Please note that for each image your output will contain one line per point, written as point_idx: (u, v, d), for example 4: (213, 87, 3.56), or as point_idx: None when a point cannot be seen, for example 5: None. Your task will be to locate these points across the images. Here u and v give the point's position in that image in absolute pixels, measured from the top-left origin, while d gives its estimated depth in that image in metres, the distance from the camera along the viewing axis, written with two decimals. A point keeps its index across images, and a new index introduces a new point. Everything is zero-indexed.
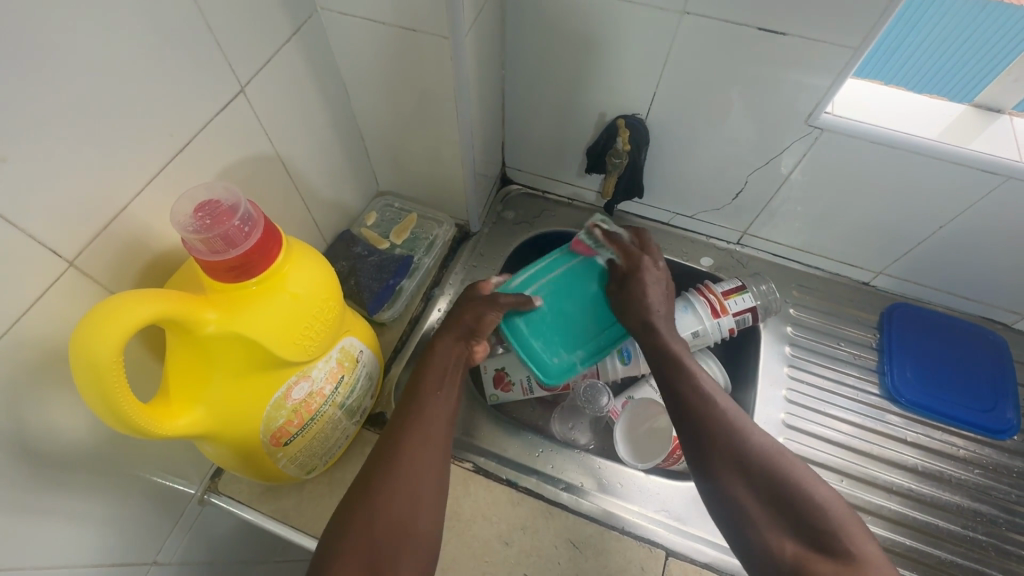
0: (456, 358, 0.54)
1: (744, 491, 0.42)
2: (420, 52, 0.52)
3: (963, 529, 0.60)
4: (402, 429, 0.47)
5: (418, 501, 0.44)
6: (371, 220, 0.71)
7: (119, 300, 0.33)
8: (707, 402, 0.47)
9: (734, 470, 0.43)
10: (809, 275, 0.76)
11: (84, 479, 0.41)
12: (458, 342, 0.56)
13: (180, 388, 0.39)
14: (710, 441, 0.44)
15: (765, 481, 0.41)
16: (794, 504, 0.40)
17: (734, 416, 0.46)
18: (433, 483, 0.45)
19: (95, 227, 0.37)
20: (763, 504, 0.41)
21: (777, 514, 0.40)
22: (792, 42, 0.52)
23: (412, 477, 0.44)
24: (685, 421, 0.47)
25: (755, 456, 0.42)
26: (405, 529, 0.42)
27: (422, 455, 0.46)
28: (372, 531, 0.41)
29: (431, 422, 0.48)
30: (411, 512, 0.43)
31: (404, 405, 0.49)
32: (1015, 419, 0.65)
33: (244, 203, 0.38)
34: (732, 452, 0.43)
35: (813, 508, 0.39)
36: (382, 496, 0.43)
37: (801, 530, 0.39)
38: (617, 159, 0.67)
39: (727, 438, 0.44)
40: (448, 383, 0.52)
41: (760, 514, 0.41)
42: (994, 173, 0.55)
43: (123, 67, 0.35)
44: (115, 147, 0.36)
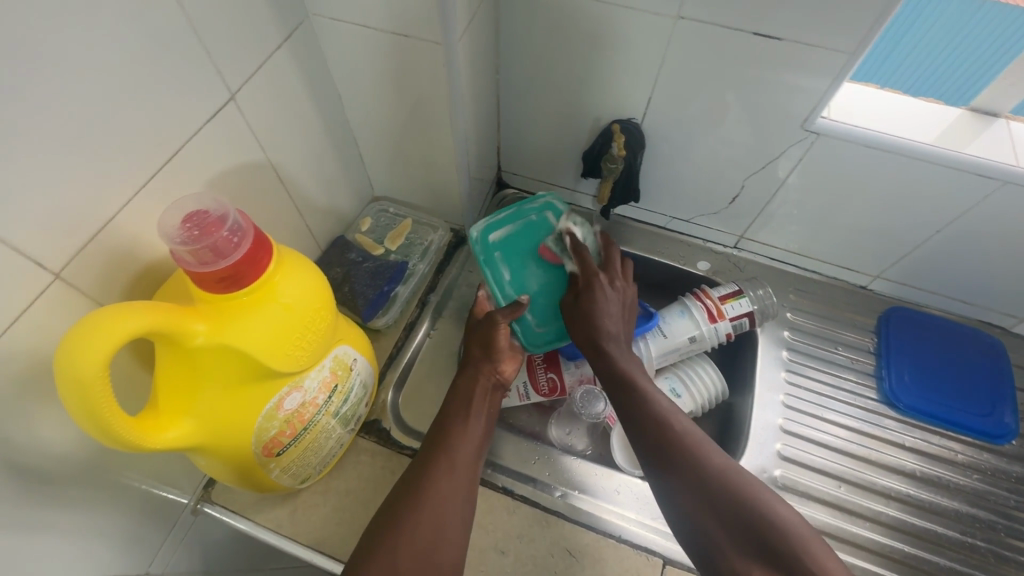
0: (484, 385, 0.56)
1: (701, 510, 0.42)
2: (413, 58, 0.52)
3: (961, 535, 0.60)
4: (431, 455, 0.49)
5: (444, 530, 0.44)
6: (365, 226, 0.71)
7: (106, 312, 0.32)
8: (664, 423, 0.47)
9: (690, 489, 0.43)
10: (806, 278, 0.76)
11: (74, 491, 0.41)
12: (481, 369, 0.57)
13: (170, 400, 0.38)
14: (669, 459, 0.45)
15: (723, 500, 0.42)
16: (750, 519, 0.41)
17: (691, 435, 0.47)
18: (459, 513, 0.46)
19: (83, 237, 0.36)
20: (721, 523, 0.41)
21: (735, 533, 0.41)
22: (787, 46, 0.52)
23: (437, 503, 0.45)
24: (644, 441, 0.47)
25: (710, 472, 0.44)
26: (426, 556, 0.42)
27: (448, 481, 0.47)
28: (397, 557, 0.41)
29: (458, 447, 0.49)
30: (437, 540, 0.43)
31: (433, 434, 0.51)
32: (1013, 423, 0.65)
33: (232, 213, 0.37)
34: (689, 471, 0.44)
35: (769, 524, 0.40)
36: (409, 523, 0.43)
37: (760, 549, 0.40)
38: (612, 163, 0.67)
39: (687, 457, 0.45)
40: (475, 411, 0.54)
41: (719, 534, 0.41)
42: (991, 178, 0.54)
43: (109, 75, 0.35)
44: (101, 156, 0.36)
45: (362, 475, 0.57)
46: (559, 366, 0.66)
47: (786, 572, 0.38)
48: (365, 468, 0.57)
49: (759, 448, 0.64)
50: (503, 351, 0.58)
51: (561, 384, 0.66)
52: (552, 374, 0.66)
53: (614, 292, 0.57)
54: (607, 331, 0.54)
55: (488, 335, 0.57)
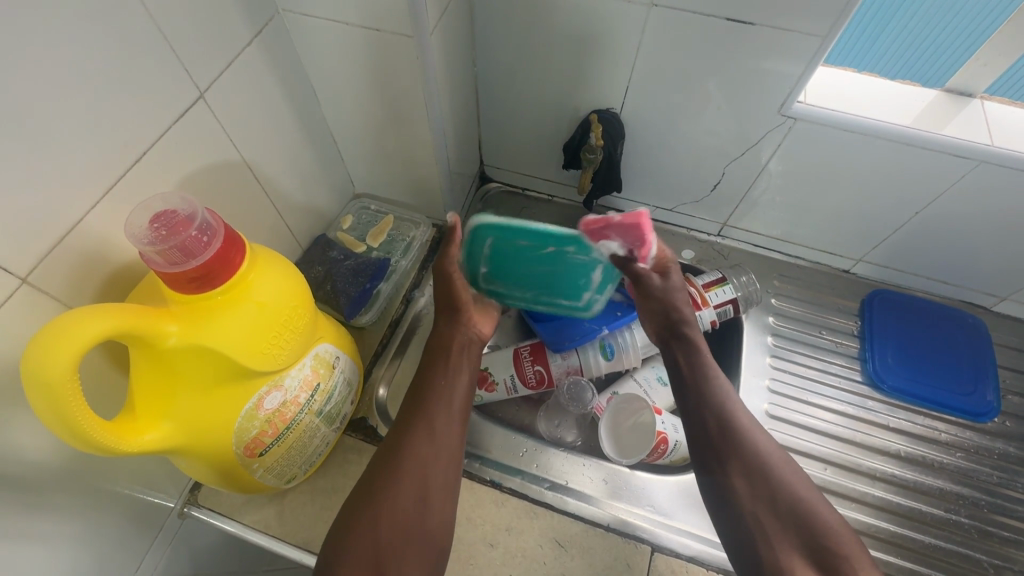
0: (459, 341, 0.56)
1: (759, 501, 0.44)
2: (387, 52, 0.51)
3: (946, 512, 0.60)
4: (410, 422, 0.48)
5: (424, 500, 0.44)
6: (347, 223, 0.70)
7: (73, 315, 0.32)
8: (725, 413, 0.48)
9: (748, 484, 0.45)
10: (790, 264, 0.76)
11: (53, 498, 0.41)
12: (457, 327, 0.57)
13: (145, 403, 0.38)
14: (729, 450, 0.46)
15: (774, 496, 0.44)
16: (802, 522, 0.42)
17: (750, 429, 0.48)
18: (439, 479, 0.46)
19: (49, 241, 0.36)
20: (773, 519, 0.43)
21: (786, 531, 0.42)
22: (760, 31, 0.52)
23: (417, 474, 0.45)
24: (705, 429, 0.49)
25: (770, 468, 0.45)
26: (407, 528, 0.43)
27: (429, 452, 0.46)
28: (379, 532, 0.42)
29: (439, 411, 0.50)
30: (419, 513, 0.44)
31: (412, 398, 0.51)
32: (995, 401, 0.66)
33: (201, 212, 0.37)
34: (750, 464, 0.46)
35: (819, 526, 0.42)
36: (387, 496, 0.43)
37: (804, 546, 0.41)
38: (591, 154, 0.66)
39: (746, 456, 0.46)
40: (452, 367, 0.54)
41: (766, 528, 0.43)
42: (966, 158, 0.55)
43: (72, 76, 0.34)
44: (65, 158, 0.35)
45: (349, 473, 0.57)
46: (546, 358, 0.66)
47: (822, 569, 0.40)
48: (351, 467, 0.57)
49: None
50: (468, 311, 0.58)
51: (548, 377, 0.66)
52: (539, 368, 0.65)
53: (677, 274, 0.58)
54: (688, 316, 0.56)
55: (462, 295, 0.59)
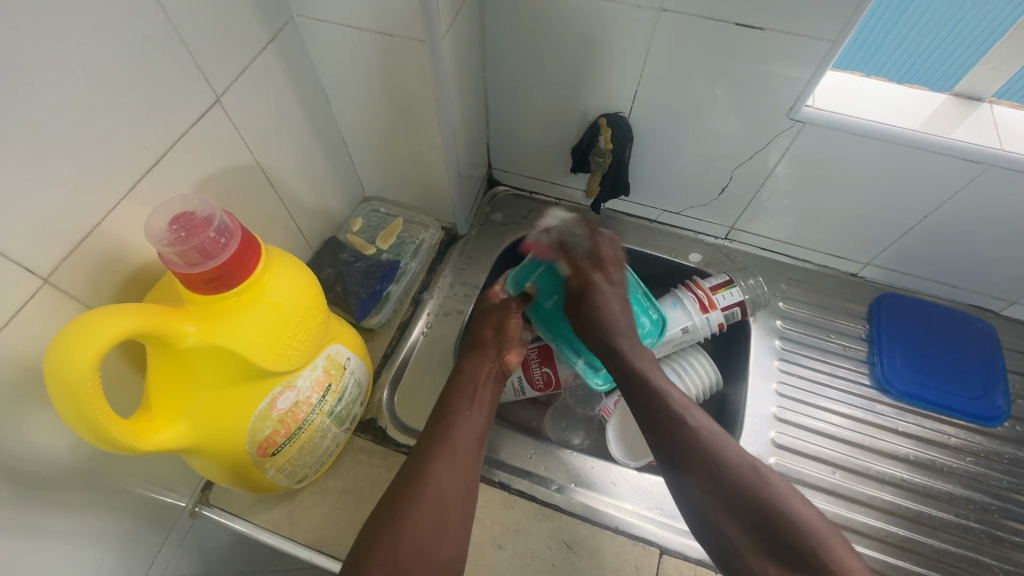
0: (485, 371, 0.57)
1: (724, 510, 0.44)
2: (399, 57, 0.52)
3: (956, 517, 0.60)
4: (431, 447, 0.49)
5: (443, 525, 0.44)
6: (357, 226, 0.71)
7: (95, 314, 0.32)
8: (681, 425, 0.49)
9: (716, 497, 0.45)
10: (798, 268, 0.76)
11: (70, 496, 0.41)
12: (485, 357, 0.59)
13: (162, 402, 0.38)
14: (692, 464, 0.46)
15: (746, 505, 0.44)
16: (776, 527, 0.42)
17: (709, 437, 0.48)
18: (458, 505, 0.46)
19: (70, 242, 0.36)
20: (747, 532, 0.43)
21: (763, 542, 0.42)
22: (768, 36, 0.52)
23: (437, 498, 0.45)
24: (668, 442, 0.48)
25: (734, 474, 0.45)
26: (428, 548, 0.43)
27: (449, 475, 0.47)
28: (399, 549, 0.42)
29: (460, 436, 0.50)
30: (437, 533, 0.44)
31: (434, 423, 0.52)
32: (1005, 405, 0.65)
33: (219, 214, 0.38)
34: (713, 475, 0.46)
35: (793, 525, 0.42)
36: (407, 517, 0.44)
37: (779, 551, 0.42)
38: (601, 158, 0.67)
39: (707, 461, 0.46)
40: (478, 397, 0.55)
41: (737, 535, 0.43)
42: (975, 161, 0.55)
43: (93, 80, 0.35)
44: (87, 161, 0.36)
45: (359, 474, 0.57)
46: (554, 360, 0.65)
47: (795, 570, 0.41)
48: (362, 467, 0.57)
49: (754, 436, 0.65)
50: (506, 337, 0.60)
51: (556, 378, 0.66)
52: (547, 369, 0.65)
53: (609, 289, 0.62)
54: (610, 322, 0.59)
55: (500, 322, 0.61)
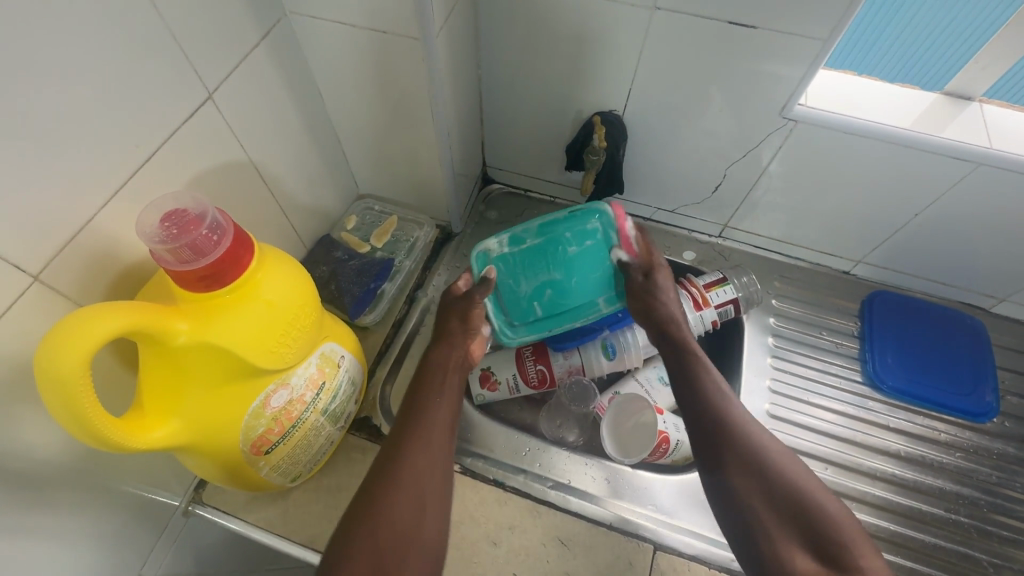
0: (455, 359, 0.56)
1: (756, 497, 0.42)
2: (393, 54, 0.52)
3: (946, 512, 0.61)
4: (403, 434, 0.47)
5: (422, 509, 0.43)
6: (351, 224, 0.71)
7: (86, 313, 0.32)
8: (712, 408, 0.47)
9: (748, 476, 0.42)
10: (791, 265, 0.77)
11: (61, 496, 0.41)
12: (454, 345, 0.57)
13: (155, 400, 0.38)
14: (726, 440, 0.44)
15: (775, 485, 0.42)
16: (805, 513, 0.40)
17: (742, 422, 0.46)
18: (437, 488, 0.45)
19: (61, 240, 0.36)
20: (776, 517, 0.40)
21: (792, 529, 0.40)
22: (761, 35, 0.52)
23: (414, 482, 0.44)
24: (699, 423, 0.47)
25: (770, 460, 0.43)
26: (409, 536, 0.42)
27: (425, 464, 0.46)
28: (378, 539, 0.40)
29: (437, 419, 0.49)
30: (416, 519, 0.43)
31: (404, 409, 0.50)
32: (994, 402, 0.66)
33: (211, 211, 0.37)
34: (750, 457, 0.43)
35: (824, 517, 0.40)
36: (384, 505, 0.42)
37: (810, 542, 0.39)
38: (595, 156, 0.67)
39: (746, 441, 0.44)
40: (447, 382, 0.53)
41: (768, 518, 0.41)
42: (964, 160, 0.55)
43: (84, 76, 0.35)
44: (78, 158, 0.36)
45: (353, 472, 0.57)
46: (548, 357, 0.66)
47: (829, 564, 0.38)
48: (356, 466, 0.57)
49: None
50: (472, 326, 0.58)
51: (550, 376, 0.66)
52: (541, 367, 0.66)
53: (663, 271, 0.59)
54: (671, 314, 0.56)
55: (465, 310, 0.58)
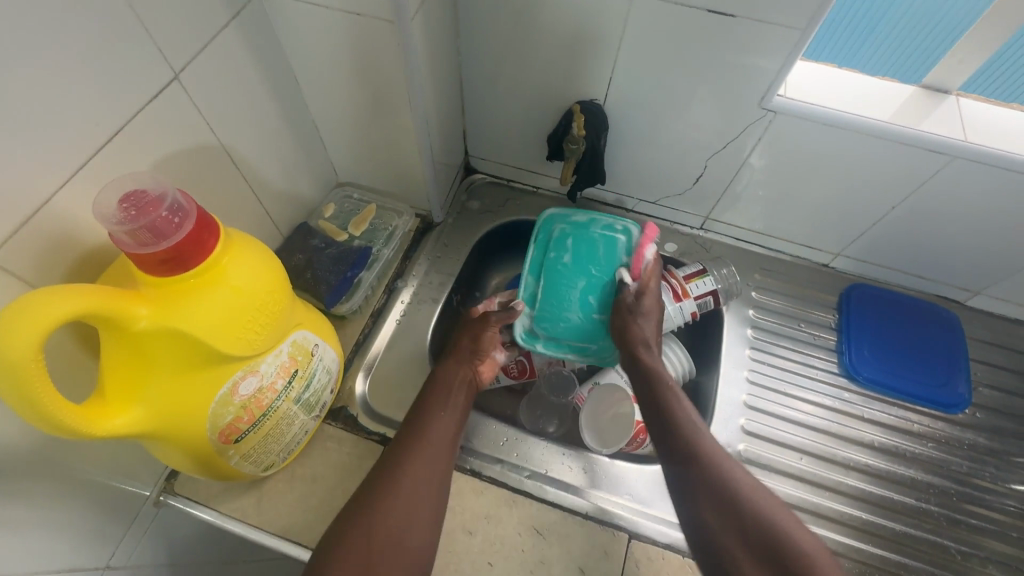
0: (462, 376, 0.57)
1: (728, 527, 0.44)
2: (368, 38, 0.51)
3: (917, 501, 0.62)
4: (399, 444, 0.49)
5: (413, 517, 0.45)
6: (329, 212, 0.70)
7: (39, 296, 0.31)
8: (691, 447, 0.49)
9: (722, 514, 0.44)
10: (771, 258, 0.77)
11: (22, 484, 0.40)
12: (462, 362, 0.59)
13: (117, 386, 0.37)
14: (701, 480, 0.46)
15: (753, 523, 0.43)
16: (781, 550, 0.41)
17: (720, 460, 0.47)
18: (430, 497, 0.47)
19: (16, 220, 0.35)
20: (745, 545, 0.43)
21: (758, 556, 0.42)
22: (741, 23, 0.52)
23: (410, 493, 0.46)
24: (674, 451, 0.49)
25: (741, 494, 0.45)
26: (395, 541, 0.44)
27: (421, 476, 0.47)
28: (368, 540, 0.43)
29: (434, 434, 0.51)
30: (405, 528, 0.44)
31: (408, 420, 0.52)
32: (966, 393, 0.67)
33: (174, 193, 0.36)
34: (719, 489, 0.45)
35: (798, 554, 0.41)
36: (377, 512, 0.44)
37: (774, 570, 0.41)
38: (573, 145, 0.66)
39: (717, 473, 0.46)
40: (453, 398, 0.55)
41: (737, 549, 0.43)
42: (939, 153, 0.56)
43: (39, 51, 0.33)
44: (33, 137, 0.35)
45: (328, 462, 0.57)
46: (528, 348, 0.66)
47: None
48: (331, 456, 0.57)
49: (724, 424, 0.66)
50: (481, 348, 0.61)
51: (530, 367, 0.67)
52: (521, 358, 0.66)
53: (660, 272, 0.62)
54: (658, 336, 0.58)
55: (479, 332, 0.61)
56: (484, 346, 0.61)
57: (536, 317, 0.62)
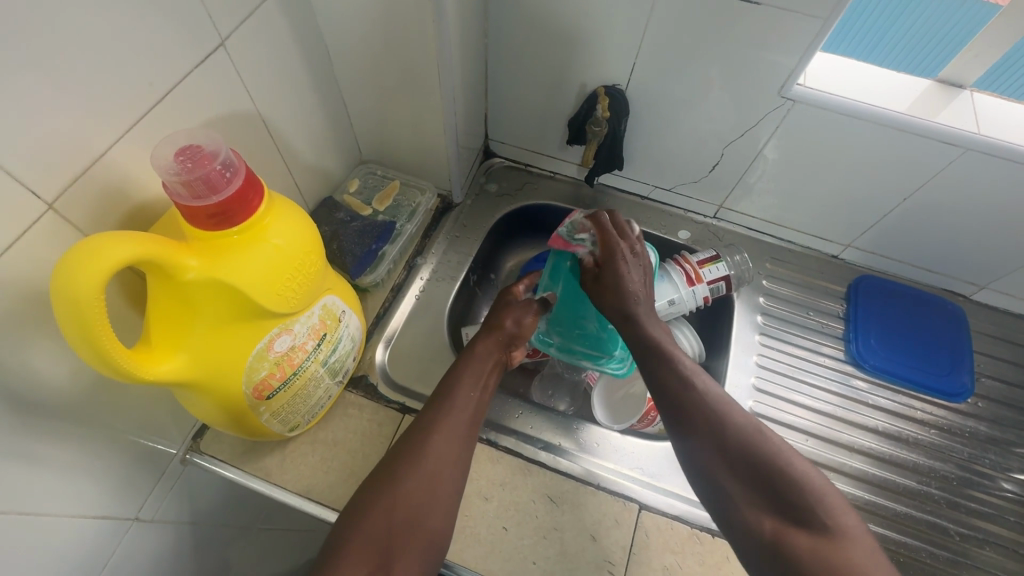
0: (495, 361, 0.57)
1: (727, 468, 0.43)
2: (403, 15, 0.52)
3: (918, 484, 0.63)
4: (429, 417, 0.49)
5: (436, 497, 0.45)
6: (353, 186, 0.71)
7: (100, 238, 0.33)
8: (688, 387, 0.48)
9: (715, 449, 0.44)
10: (782, 248, 0.79)
11: (66, 428, 0.42)
12: (498, 347, 0.58)
13: (163, 334, 0.39)
14: (692, 417, 0.46)
15: (745, 454, 0.43)
16: (773, 479, 0.42)
17: (714, 399, 0.47)
18: (451, 476, 0.47)
19: (73, 172, 0.37)
20: (745, 485, 0.42)
21: (760, 494, 0.42)
22: (766, 13, 0.53)
23: (434, 469, 0.46)
24: (670, 397, 0.48)
25: (741, 436, 0.44)
26: (416, 521, 0.43)
27: (444, 452, 0.47)
28: (391, 516, 0.43)
29: (459, 413, 0.50)
30: (429, 505, 0.44)
31: (435, 396, 0.52)
32: (969, 382, 0.69)
33: (224, 149, 0.38)
34: (719, 434, 0.45)
35: (790, 480, 0.41)
36: (402, 486, 0.44)
37: (780, 506, 0.41)
38: (596, 127, 0.69)
39: (716, 417, 0.45)
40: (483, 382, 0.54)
41: (740, 493, 0.42)
42: (953, 145, 0.57)
43: (100, 12, 0.35)
44: (90, 93, 0.36)
45: (350, 427, 0.58)
46: None
47: (795, 522, 0.40)
48: (352, 421, 0.59)
49: None
50: (519, 336, 0.60)
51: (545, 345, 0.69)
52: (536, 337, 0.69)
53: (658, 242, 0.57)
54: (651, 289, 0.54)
55: (518, 321, 0.60)
56: (522, 336, 0.60)
57: (551, 323, 0.64)
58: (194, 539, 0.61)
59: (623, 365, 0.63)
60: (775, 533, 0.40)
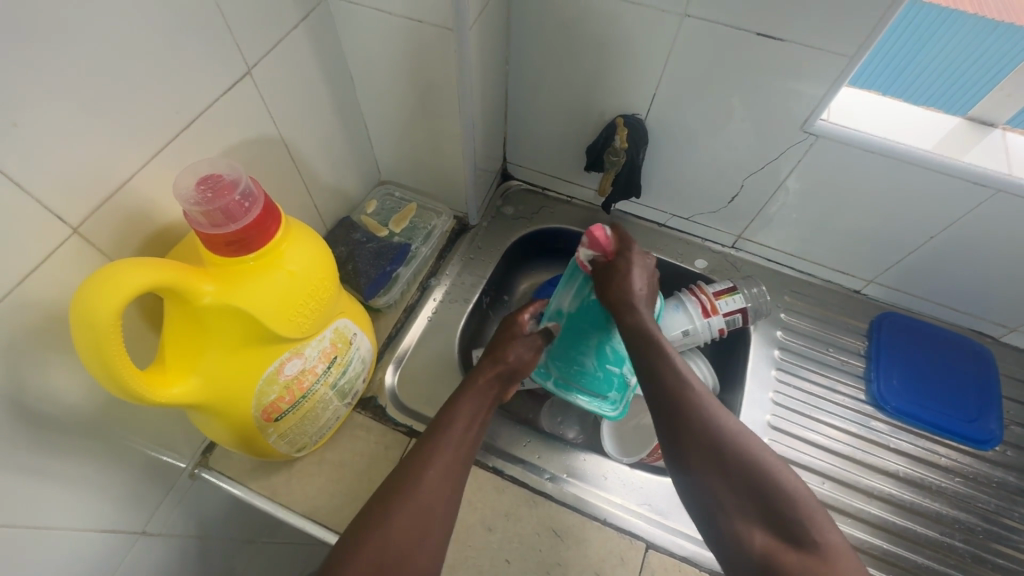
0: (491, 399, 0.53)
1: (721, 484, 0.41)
2: (425, 44, 0.53)
3: (941, 535, 0.61)
4: (425, 451, 0.47)
5: (429, 517, 0.43)
6: (371, 208, 0.72)
7: (120, 266, 0.33)
8: (682, 398, 0.45)
9: (711, 465, 0.42)
10: (802, 281, 0.77)
11: (79, 444, 0.42)
12: (495, 382, 0.54)
13: (177, 356, 0.40)
14: (686, 438, 0.43)
15: (739, 473, 0.41)
16: (769, 494, 0.39)
17: (709, 409, 0.44)
18: (443, 502, 0.44)
19: (99, 196, 0.38)
20: (738, 500, 0.40)
21: (753, 511, 0.39)
22: (788, 48, 0.53)
23: (429, 494, 0.44)
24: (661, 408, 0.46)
25: (735, 451, 0.42)
26: (414, 543, 0.42)
27: (438, 485, 0.45)
28: (386, 538, 0.41)
29: (454, 449, 0.48)
30: (422, 526, 0.43)
31: (432, 429, 0.49)
32: (997, 430, 0.66)
33: (245, 178, 0.39)
34: (715, 448, 0.42)
35: (785, 495, 0.39)
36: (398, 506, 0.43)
37: (774, 522, 0.39)
38: (615, 157, 0.69)
39: (706, 430, 0.43)
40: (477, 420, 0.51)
41: (734, 510, 0.40)
42: (984, 185, 0.55)
43: (134, 42, 0.36)
44: (119, 120, 0.37)
45: (356, 449, 0.58)
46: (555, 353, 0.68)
47: (788, 538, 0.38)
48: (359, 443, 0.59)
49: None
50: (520, 370, 0.57)
51: None
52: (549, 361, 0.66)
53: (641, 260, 0.55)
54: (634, 297, 0.52)
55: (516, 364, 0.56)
56: (523, 371, 0.57)
57: (551, 354, 0.63)
58: (198, 553, 0.61)
59: (617, 408, 0.63)
60: (766, 548, 0.38)
